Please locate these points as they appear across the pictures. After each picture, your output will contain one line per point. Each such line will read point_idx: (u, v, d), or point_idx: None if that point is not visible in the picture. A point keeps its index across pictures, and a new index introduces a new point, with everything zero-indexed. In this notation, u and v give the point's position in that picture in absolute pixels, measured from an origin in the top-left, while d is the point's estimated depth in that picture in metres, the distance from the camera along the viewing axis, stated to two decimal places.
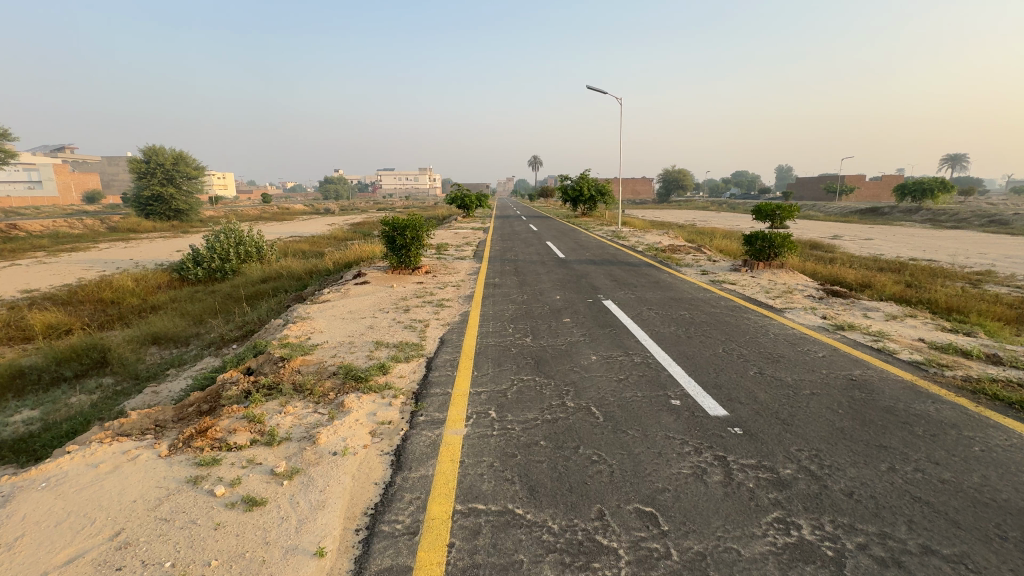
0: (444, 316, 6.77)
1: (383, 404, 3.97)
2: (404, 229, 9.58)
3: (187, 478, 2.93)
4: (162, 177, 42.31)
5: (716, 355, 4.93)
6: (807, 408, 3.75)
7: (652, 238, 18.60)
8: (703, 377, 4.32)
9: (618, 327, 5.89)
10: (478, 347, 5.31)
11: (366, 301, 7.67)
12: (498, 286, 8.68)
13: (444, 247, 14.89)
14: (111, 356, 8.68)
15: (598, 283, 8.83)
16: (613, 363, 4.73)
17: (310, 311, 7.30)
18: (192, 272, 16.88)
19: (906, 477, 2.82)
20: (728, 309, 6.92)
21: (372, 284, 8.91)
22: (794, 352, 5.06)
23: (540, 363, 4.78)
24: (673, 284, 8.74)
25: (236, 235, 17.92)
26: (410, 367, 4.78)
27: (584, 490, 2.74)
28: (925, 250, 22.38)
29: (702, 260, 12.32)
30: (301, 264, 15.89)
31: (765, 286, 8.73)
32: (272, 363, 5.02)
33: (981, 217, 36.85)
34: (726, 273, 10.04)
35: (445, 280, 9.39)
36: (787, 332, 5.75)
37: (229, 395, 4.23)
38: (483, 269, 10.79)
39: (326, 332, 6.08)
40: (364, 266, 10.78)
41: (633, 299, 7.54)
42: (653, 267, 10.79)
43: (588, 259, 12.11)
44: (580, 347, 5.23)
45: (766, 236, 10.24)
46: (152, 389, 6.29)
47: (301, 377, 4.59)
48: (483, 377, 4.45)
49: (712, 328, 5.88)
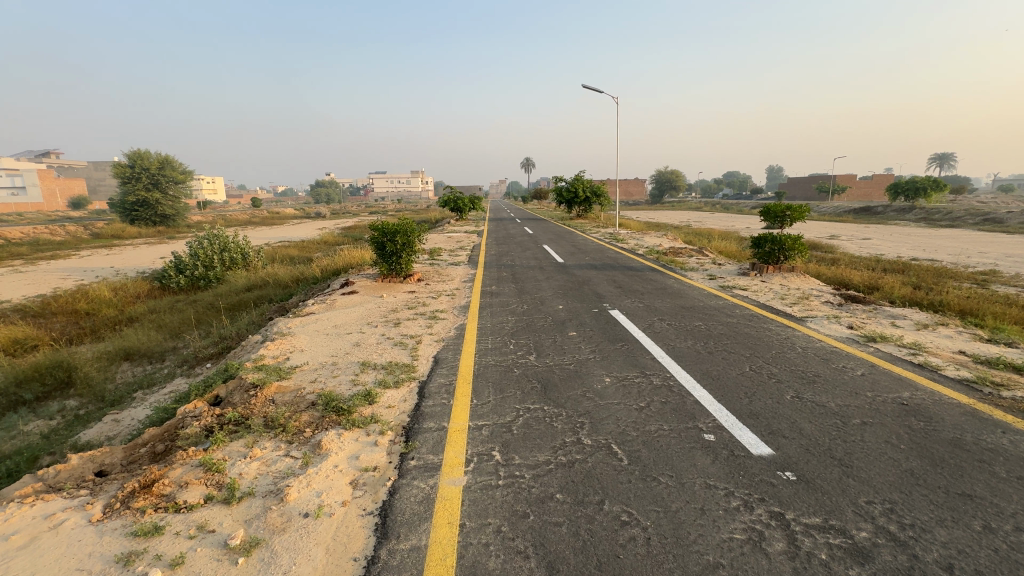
0: (438, 330, 6.17)
1: (368, 444, 3.38)
2: (394, 234, 9.03)
3: (118, 556, 2.34)
4: (148, 182, 41.36)
5: (744, 375, 4.41)
6: (863, 443, 3.21)
7: (651, 240, 18.15)
8: (734, 403, 3.80)
9: (630, 341, 5.36)
10: (477, 369, 4.74)
11: (353, 313, 7.07)
12: (495, 295, 8.11)
13: (437, 251, 14.29)
14: (78, 376, 8.01)
15: (603, 290, 8.28)
16: (629, 387, 4.19)
17: (293, 326, 6.69)
18: (174, 280, 16.19)
19: (1011, 541, 2.27)
20: (745, 318, 6.41)
21: (360, 294, 8.32)
22: (829, 369, 4.54)
23: (547, 388, 4.22)
24: (682, 291, 8.22)
25: (221, 241, 17.23)
26: (400, 395, 4.19)
27: (617, 567, 2.18)
28: (926, 249, 22.08)
29: (707, 263, 11.81)
30: (288, 271, 15.22)
31: (779, 292, 8.23)
32: (243, 392, 4.41)
33: (976, 215, 36.76)
34: (735, 278, 9.55)
35: (439, 289, 8.82)
36: (814, 345, 5.24)
37: (188, 434, 3.62)
38: (478, 276, 10.22)
39: (307, 352, 5.47)
40: (353, 274, 10.17)
41: (641, 309, 7.01)
42: (657, 271, 10.27)
43: (588, 263, 11.58)
44: (591, 367, 4.68)
45: (776, 238, 9.76)
46: (112, 417, 5.63)
47: (274, 409, 3.99)
48: (484, 407, 3.88)
49: (732, 342, 5.36)
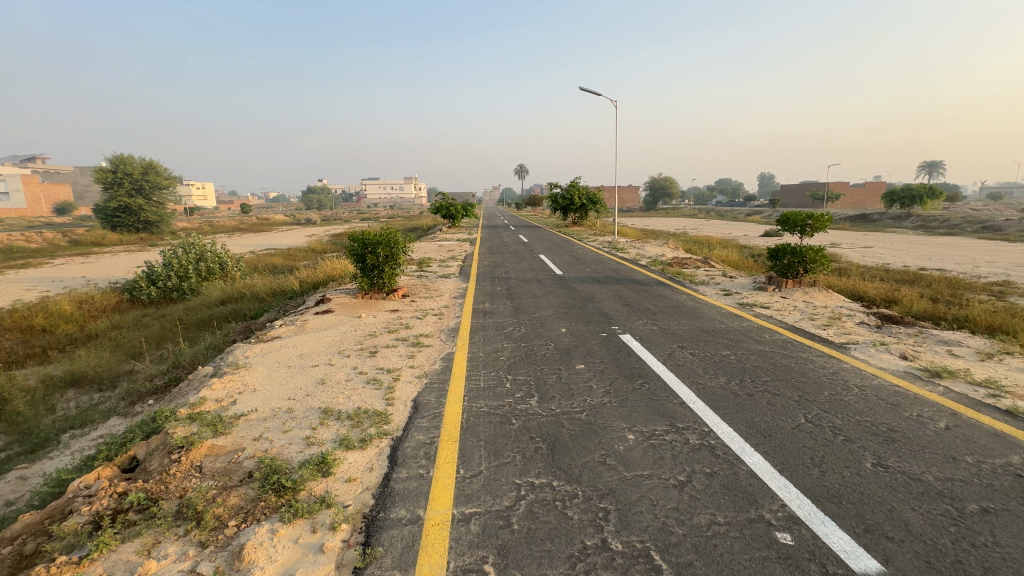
0: (420, 362, 5.21)
1: (310, 550, 2.41)
2: (375, 246, 8.09)
3: None
4: (130, 187, 39.91)
5: (802, 430, 3.52)
6: (1002, 550, 2.29)
7: (652, 249, 17.33)
8: (803, 479, 2.89)
9: (651, 379, 4.45)
10: (465, 421, 3.79)
11: (323, 339, 6.09)
12: (489, 316, 7.17)
13: (426, 262, 13.33)
14: (9, 409, 6.95)
15: (609, 309, 7.36)
16: (660, 450, 3.26)
17: (251, 356, 5.70)
18: (144, 292, 15.13)
19: None
20: (779, 346, 5.53)
21: (336, 314, 7.36)
22: (904, 421, 3.64)
23: (555, 450, 3.29)
24: (698, 310, 7.35)
25: (197, 249, 16.16)
26: (366, 462, 3.22)
27: None
28: (932, 259, 21.48)
29: (717, 275, 10.94)
30: (267, 282, 14.20)
31: (806, 311, 7.37)
32: (164, 456, 3.42)
33: (974, 223, 36.43)
34: (752, 293, 8.70)
35: (426, 307, 7.88)
36: (871, 385, 4.36)
37: (69, 528, 2.65)
38: (470, 291, 9.28)
39: (258, 394, 4.48)
40: (331, 289, 9.20)
41: (657, 333, 6.10)
42: (666, 286, 9.39)
43: (588, 276, 10.69)
44: (607, 417, 3.75)
45: (796, 249, 8.92)
46: (19, 471, 4.58)
47: (196, 485, 3.02)
48: (474, 483, 2.94)
49: (773, 379, 4.48)
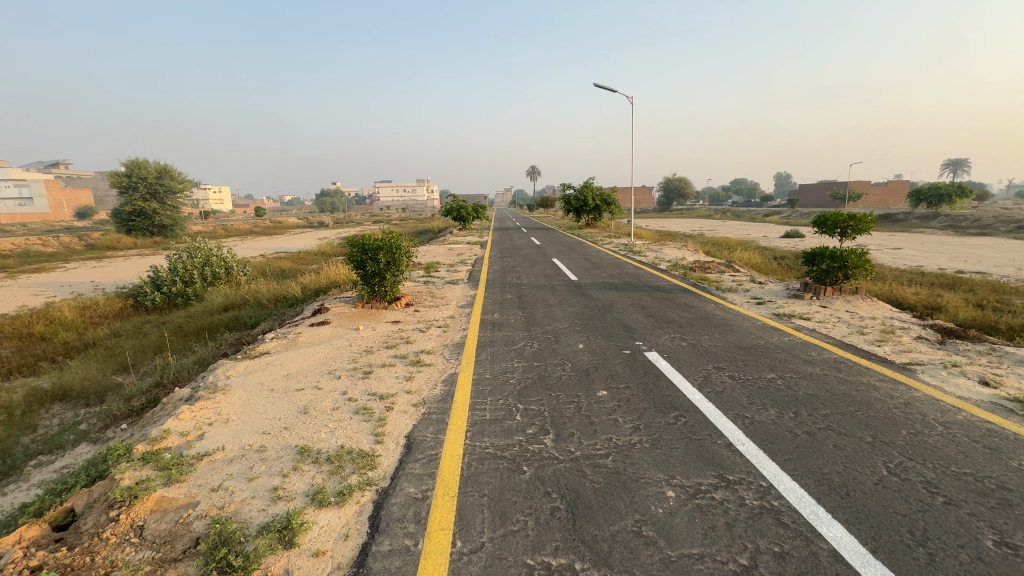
0: (419, 386, 4.58)
1: None
2: (375, 251, 7.52)
3: None
4: (145, 192, 40.17)
5: (888, 487, 2.79)
6: None
7: (671, 252, 16.53)
8: (907, 567, 2.17)
9: (688, 413, 3.76)
10: (466, 467, 3.13)
11: (315, 356, 5.50)
12: (499, 328, 6.53)
13: (435, 267, 12.75)
14: None
15: (631, 321, 6.67)
16: (710, 515, 2.57)
17: (233, 375, 5.12)
18: (148, 297, 14.81)
19: None
20: (832, 368, 4.78)
21: (332, 326, 6.78)
22: (1016, 475, 2.89)
23: (576, 513, 2.62)
24: (730, 321, 6.61)
25: (203, 253, 15.81)
26: (339, 529, 2.57)
27: None
28: (968, 261, 20.28)
29: (745, 281, 10.15)
30: (270, 287, 13.73)
31: (853, 323, 6.59)
32: (102, 511, 2.81)
33: (1007, 222, 34.78)
34: (788, 302, 7.94)
35: (430, 317, 7.26)
36: (957, 422, 3.60)
37: None
38: (478, 298, 8.66)
39: (231, 426, 3.88)
40: (332, 297, 8.65)
41: (688, 350, 5.39)
42: (690, 293, 8.67)
43: (605, 282, 10.01)
44: (640, 466, 3.07)
45: (835, 253, 8.16)
46: None
47: (124, 562, 2.40)
48: (474, 566, 2.27)
49: (835, 414, 3.76)
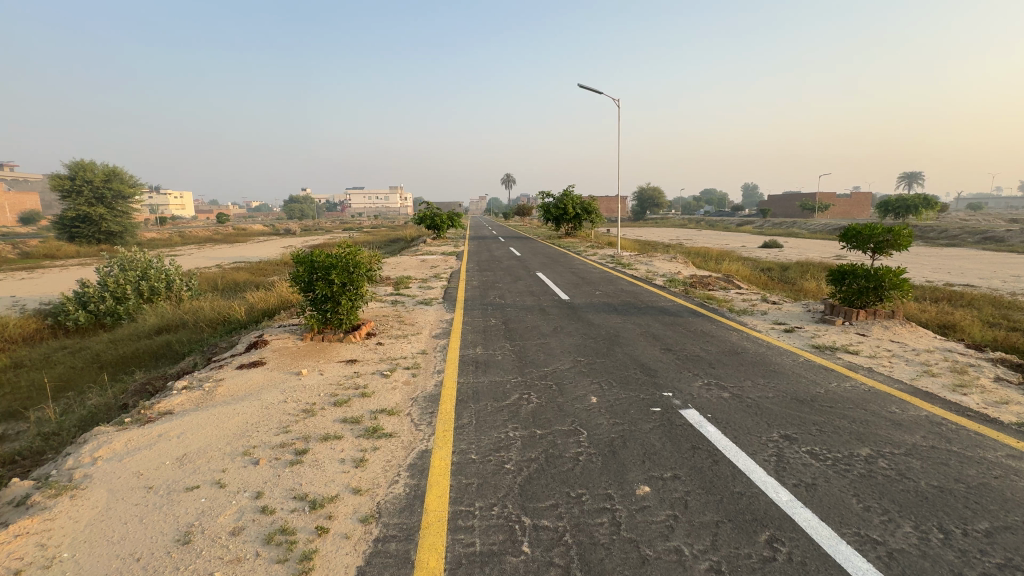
0: (373, 479, 3.10)
1: None
2: (326, 272, 6.01)
3: None
4: (92, 196, 36.99)
5: None
6: None
7: (663, 264, 15.44)
8: None
9: (788, 537, 2.46)
10: None
11: (230, 424, 3.95)
12: (485, 371, 5.12)
13: (405, 282, 11.22)
14: None
15: (649, 359, 5.38)
16: None
17: (101, 459, 3.51)
18: (70, 317, 12.70)
19: None
20: (937, 438, 3.55)
21: (267, 371, 5.21)
22: None
23: None
24: (768, 359, 5.39)
25: (139, 267, 13.75)
26: None
27: None
28: (954, 273, 19.95)
29: (757, 301, 9.04)
30: (214, 305, 11.88)
31: (912, 359, 5.46)
32: None
33: (974, 233, 35.41)
34: (819, 329, 6.82)
35: (398, 354, 5.78)
36: None
37: None
38: (456, 325, 7.25)
39: None
40: (276, 325, 7.04)
41: (734, 406, 4.10)
42: (703, 317, 7.49)
43: (601, 302, 8.76)
44: None
45: (869, 271, 7.10)
46: None
47: None
48: None
49: (1001, 531, 2.50)
